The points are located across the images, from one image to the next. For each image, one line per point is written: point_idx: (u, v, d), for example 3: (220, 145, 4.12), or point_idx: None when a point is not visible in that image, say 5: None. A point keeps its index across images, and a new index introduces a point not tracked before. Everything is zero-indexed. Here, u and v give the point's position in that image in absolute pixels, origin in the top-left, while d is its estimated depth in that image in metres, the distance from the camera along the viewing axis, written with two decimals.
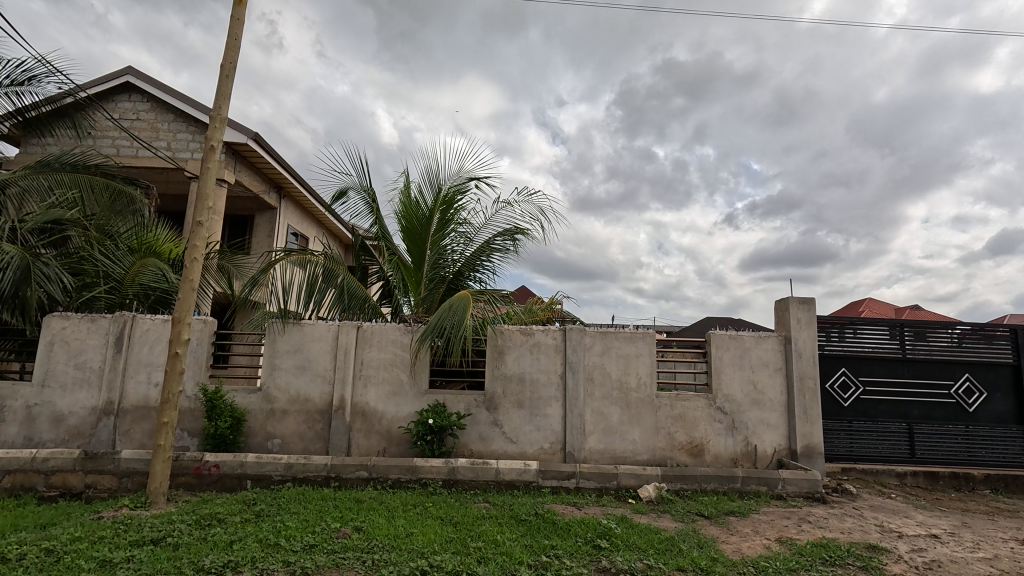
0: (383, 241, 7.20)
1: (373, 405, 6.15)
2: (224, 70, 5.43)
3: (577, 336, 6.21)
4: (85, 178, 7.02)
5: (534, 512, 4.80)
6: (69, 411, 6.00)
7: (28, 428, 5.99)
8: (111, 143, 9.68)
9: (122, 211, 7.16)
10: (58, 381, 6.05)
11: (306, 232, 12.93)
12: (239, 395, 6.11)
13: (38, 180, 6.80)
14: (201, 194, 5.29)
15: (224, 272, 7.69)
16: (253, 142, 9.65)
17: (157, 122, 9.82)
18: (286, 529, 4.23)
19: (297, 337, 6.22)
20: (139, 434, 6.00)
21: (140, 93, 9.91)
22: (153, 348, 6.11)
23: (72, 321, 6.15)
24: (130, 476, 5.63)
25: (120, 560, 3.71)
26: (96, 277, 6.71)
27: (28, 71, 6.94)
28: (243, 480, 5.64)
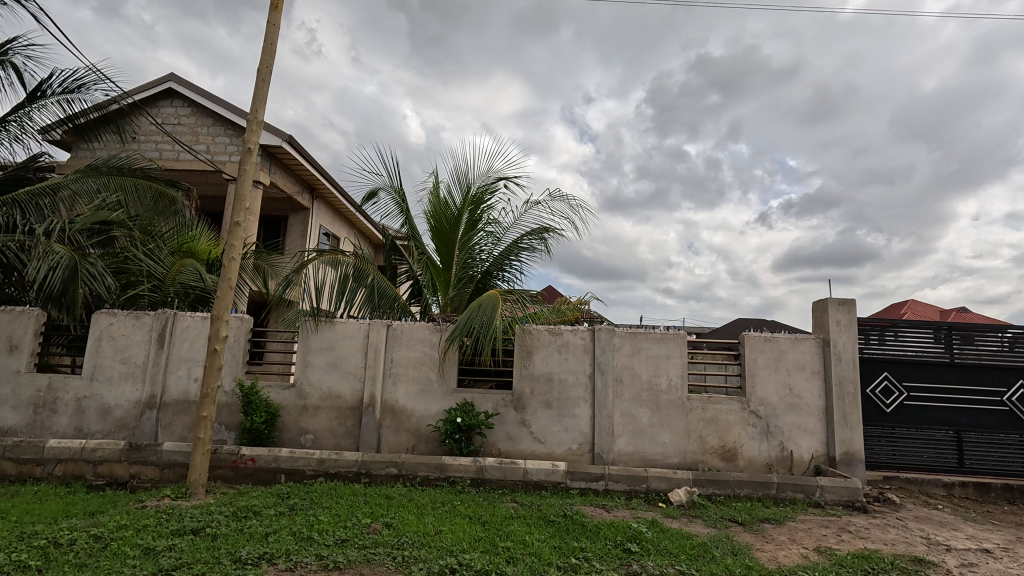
0: (412, 241, 7.26)
1: (402, 403, 6.22)
2: (261, 74, 5.58)
3: (606, 336, 6.14)
4: (130, 181, 7.26)
5: (562, 514, 4.76)
6: (116, 404, 6.27)
7: (78, 420, 6.26)
8: (155, 147, 10.09)
9: (164, 212, 7.46)
10: (105, 375, 6.32)
11: (337, 232, 13.21)
12: (273, 391, 6.26)
13: (88, 183, 7.08)
14: (239, 195, 5.46)
15: (259, 272, 7.91)
16: (288, 144, 9.88)
17: (197, 126, 10.18)
18: (319, 523, 4.31)
19: (329, 335, 6.34)
20: (179, 427, 6.21)
21: (181, 99, 10.29)
22: (193, 344, 6.32)
23: (117, 317, 6.42)
24: (171, 467, 5.85)
25: (163, 548, 3.86)
26: (140, 275, 7.04)
27: (78, 79, 7.33)
28: (277, 474, 5.80)
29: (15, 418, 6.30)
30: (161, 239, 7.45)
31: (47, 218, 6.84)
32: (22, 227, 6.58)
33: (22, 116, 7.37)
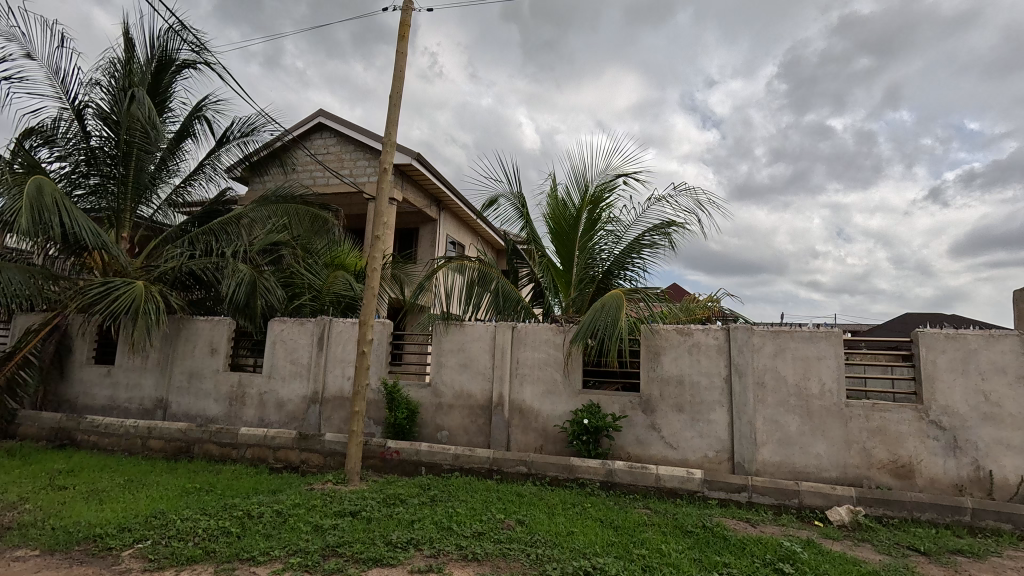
0: (533, 245, 7.36)
1: (530, 403, 6.34)
2: (392, 99, 6.13)
3: (743, 336, 5.65)
4: (292, 207, 8.49)
5: (701, 525, 4.47)
6: (288, 398, 7.28)
7: (261, 411, 7.36)
8: (310, 175, 11.58)
9: (319, 231, 8.68)
10: (280, 373, 7.37)
11: (463, 240, 13.94)
12: (412, 389, 6.79)
13: (262, 211, 8.37)
14: (378, 212, 6.03)
15: (397, 280, 8.65)
16: (416, 161, 10.69)
17: (342, 153, 11.48)
18: (457, 515, 4.57)
19: (459, 337, 6.71)
20: (337, 420, 7.02)
21: (329, 130, 11.70)
22: (345, 346, 7.12)
23: (287, 324, 7.45)
24: (332, 455, 6.64)
25: (329, 527, 4.39)
26: (302, 287, 8.13)
27: (251, 124, 8.74)
28: (419, 467, 6.27)
29: (217, 409, 7.51)
30: (317, 255, 8.57)
31: (233, 241, 8.14)
32: (216, 250, 8.04)
33: (214, 159, 8.99)
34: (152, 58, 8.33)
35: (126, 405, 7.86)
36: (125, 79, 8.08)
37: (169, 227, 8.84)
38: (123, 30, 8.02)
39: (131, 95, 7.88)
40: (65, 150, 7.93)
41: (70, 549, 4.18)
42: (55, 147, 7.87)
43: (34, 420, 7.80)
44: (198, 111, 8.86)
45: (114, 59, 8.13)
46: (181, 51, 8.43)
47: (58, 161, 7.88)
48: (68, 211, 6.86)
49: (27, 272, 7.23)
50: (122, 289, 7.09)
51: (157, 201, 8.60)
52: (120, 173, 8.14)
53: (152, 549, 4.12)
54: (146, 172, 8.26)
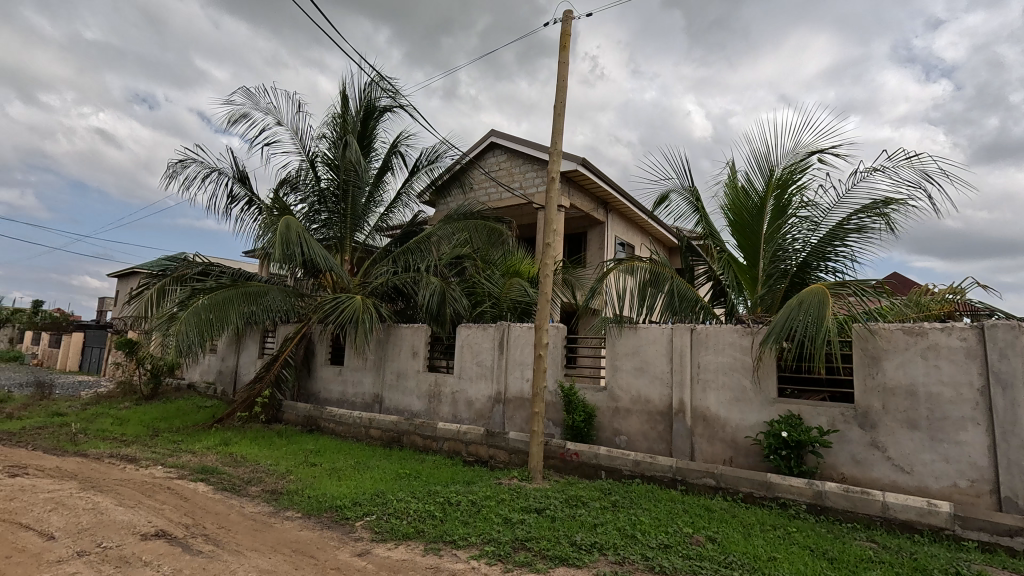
0: (712, 238, 6.86)
1: (715, 411, 5.86)
2: (557, 110, 6.36)
3: (1008, 336, 4.41)
4: (472, 223, 9.29)
5: (953, 571, 3.60)
6: (476, 398, 7.91)
7: (454, 409, 8.12)
8: (485, 191, 12.57)
9: (495, 243, 9.40)
10: (467, 374, 8.09)
11: (632, 241, 13.62)
12: (588, 393, 6.83)
13: (447, 229, 9.33)
14: (547, 219, 6.27)
15: (568, 285, 8.83)
16: (581, 166, 10.82)
17: (512, 168, 12.22)
18: (641, 524, 4.45)
19: (633, 341, 6.55)
20: (519, 419, 7.39)
21: (500, 148, 12.57)
22: (524, 349, 7.52)
23: (472, 329, 8.15)
24: (517, 453, 7.05)
25: (517, 521, 4.66)
26: (483, 296, 8.84)
27: (435, 153, 10.04)
28: (599, 470, 6.28)
29: (419, 405, 8.53)
30: (495, 265, 9.23)
31: (426, 257, 9.27)
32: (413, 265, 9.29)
33: (408, 188, 10.45)
34: (361, 108, 9.98)
35: (353, 399, 9.43)
36: (343, 129, 9.76)
37: (378, 248, 10.35)
38: (340, 89, 9.77)
39: (347, 142, 9.54)
40: (305, 193, 9.84)
41: (320, 515, 5.18)
42: (300, 192, 9.80)
43: (293, 408, 9.85)
44: (395, 147, 10.31)
45: (334, 114, 9.92)
46: (381, 99, 9.98)
47: (300, 203, 9.86)
48: (308, 242, 8.55)
49: (285, 293, 9.26)
50: (345, 303, 8.57)
51: (367, 228, 10.24)
52: (341, 207, 9.88)
53: (377, 523, 4.89)
54: (359, 204, 9.90)
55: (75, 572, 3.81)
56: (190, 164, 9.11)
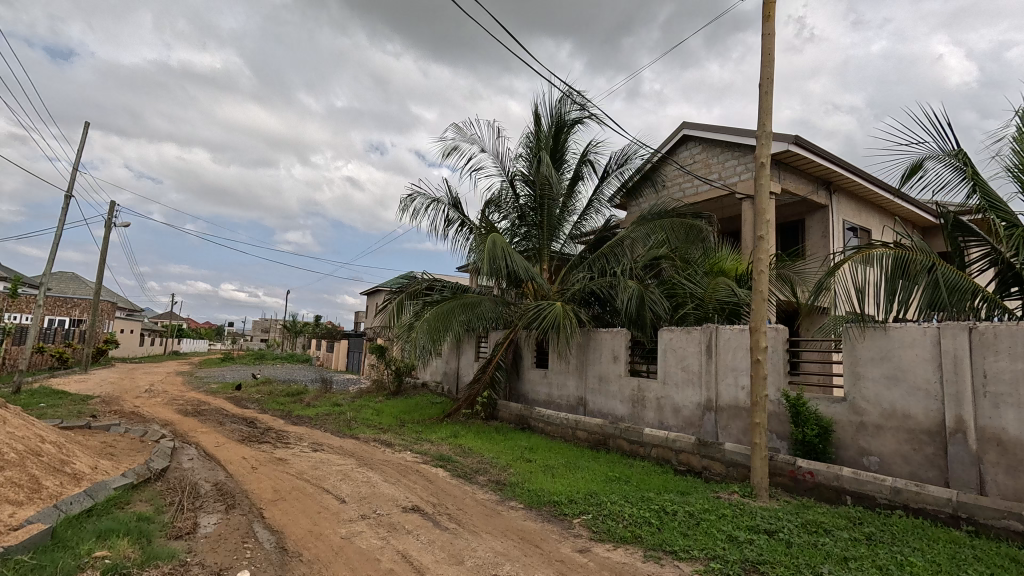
0: (990, 212, 5.42)
1: (1017, 434, 4.50)
2: (764, 89, 5.78)
3: None
4: (667, 221, 9.06)
5: None
6: (684, 405, 7.39)
7: (660, 415, 7.71)
8: (680, 187, 11.96)
9: (695, 240, 8.99)
10: (673, 380, 7.58)
11: (867, 225, 11.42)
12: (822, 404, 5.89)
13: (640, 230, 9.23)
14: (759, 210, 5.73)
15: (786, 281, 7.80)
16: (795, 146, 9.45)
17: (709, 158, 11.40)
18: (912, 566, 3.68)
19: (882, 344, 5.47)
20: (736, 430, 6.67)
21: (694, 140, 11.86)
22: (736, 354, 6.79)
23: (676, 333, 7.64)
24: (735, 466, 6.50)
25: (745, 540, 4.29)
26: (685, 297, 8.40)
27: (625, 155, 10.03)
28: (843, 495, 5.40)
29: (623, 409, 8.40)
30: (696, 264, 8.73)
31: (621, 261, 9.29)
32: (609, 270, 9.43)
33: (600, 194, 10.59)
34: (552, 124, 10.49)
35: (559, 401, 9.84)
36: (537, 146, 10.39)
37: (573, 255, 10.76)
38: (533, 110, 10.43)
39: (541, 158, 10.10)
40: (507, 210, 10.68)
41: (541, 508, 5.56)
42: (502, 210, 10.69)
43: (506, 407, 10.80)
44: (585, 156, 10.56)
45: (529, 134, 10.62)
46: (570, 112, 10.38)
47: (503, 220, 10.76)
48: (511, 255, 9.27)
49: (494, 303, 10.24)
50: (547, 310, 9.03)
51: (562, 237, 10.67)
52: (539, 220, 10.48)
53: (594, 523, 5.04)
54: (554, 215, 10.39)
55: (362, 531, 4.80)
56: (416, 197, 10.73)
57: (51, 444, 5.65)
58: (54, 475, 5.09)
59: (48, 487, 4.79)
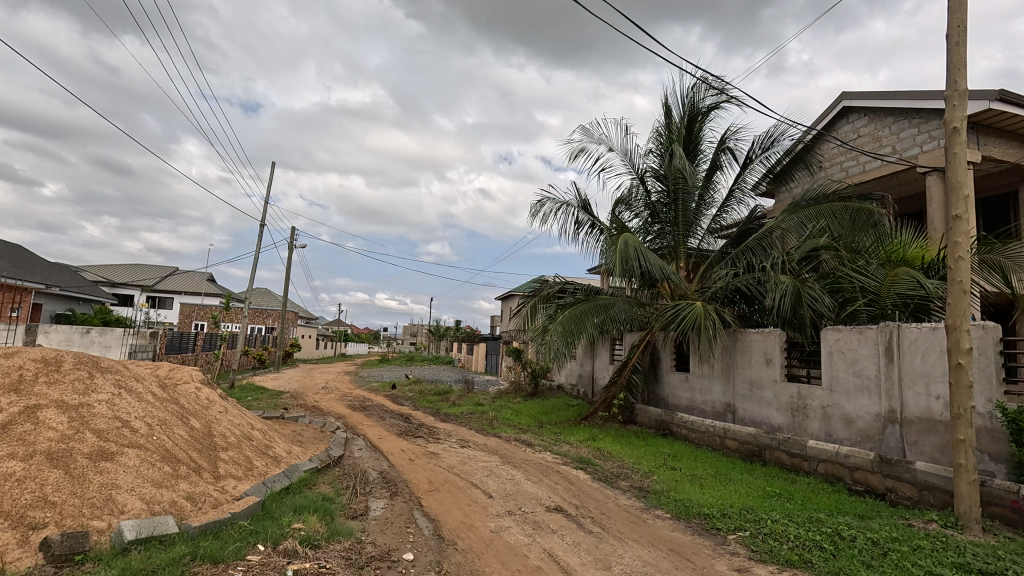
0: None
1: None
2: (954, 39, 4.83)
3: None
4: (826, 207, 8.19)
5: None
6: (857, 415, 6.38)
7: (827, 425, 6.76)
8: (840, 167, 10.50)
9: (864, 226, 7.91)
10: (842, 387, 6.60)
11: None
12: None
13: (791, 219, 8.51)
14: (953, 184, 4.80)
15: (996, 267, 6.35)
16: (1000, 102, 7.71)
17: (878, 130, 9.82)
18: None
19: None
20: (930, 447, 5.57)
21: (857, 111, 10.33)
22: (927, 358, 5.66)
23: (844, 333, 6.67)
24: (931, 490, 5.49)
25: None
26: (854, 292, 7.28)
27: (771, 137, 9.11)
28: None
29: (780, 418, 7.53)
30: (867, 253, 7.48)
31: (770, 254, 8.65)
32: (757, 265, 8.62)
33: (742, 183, 9.77)
34: (684, 114, 9.93)
35: (703, 407, 9.20)
36: (669, 139, 9.92)
37: (713, 251, 10.06)
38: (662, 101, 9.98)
39: (673, 150, 9.61)
40: (638, 208, 10.34)
41: (690, 520, 5.26)
42: (633, 209, 10.37)
43: (646, 412, 10.46)
44: (723, 144, 9.82)
45: (659, 127, 10.18)
46: (705, 99, 9.73)
47: (635, 218, 10.44)
48: (645, 254, 8.95)
49: (629, 304, 9.98)
50: (687, 310, 8.55)
51: (700, 232, 10.04)
52: (673, 215, 9.98)
53: (752, 541, 4.63)
54: (690, 210, 9.81)
55: (509, 527, 5.00)
56: (545, 203, 10.91)
57: (258, 431, 6.84)
58: (261, 457, 6.14)
59: (258, 466, 5.80)
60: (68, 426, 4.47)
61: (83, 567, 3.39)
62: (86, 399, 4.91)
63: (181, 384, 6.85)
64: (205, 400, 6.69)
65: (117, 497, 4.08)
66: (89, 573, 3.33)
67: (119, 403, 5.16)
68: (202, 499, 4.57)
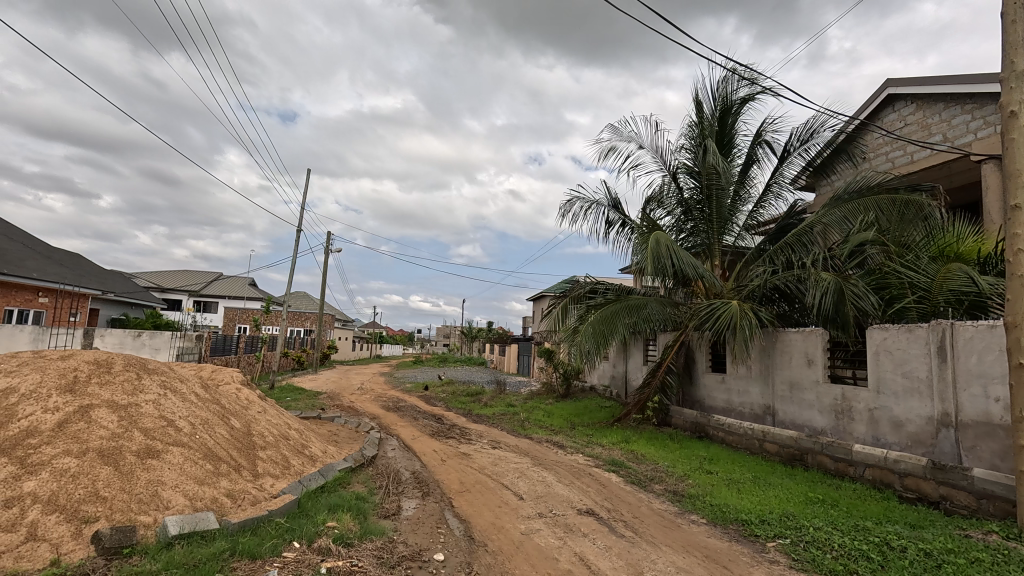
0: None
1: None
2: (1009, 18, 4.53)
3: None
4: (872, 200, 7.81)
5: None
6: (907, 418, 6.05)
7: (874, 429, 6.44)
8: (886, 157, 10.01)
9: (913, 220, 7.46)
10: (890, 388, 6.28)
11: None
12: None
13: (834, 214, 8.18)
14: (1010, 172, 4.49)
15: None
16: None
17: (927, 118, 9.31)
18: None
19: None
20: (989, 453, 5.22)
21: (903, 99, 9.83)
22: (983, 358, 5.30)
23: (891, 332, 6.34)
24: (990, 499, 5.15)
25: None
26: (901, 288, 6.92)
27: (810, 128, 8.77)
28: None
29: (823, 421, 7.20)
30: (916, 248, 7.09)
31: (811, 250, 8.34)
32: (797, 261, 8.40)
33: (779, 177, 9.44)
34: (716, 108, 9.66)
35: (740, 409, 8.90)
36: (701, 134, 9.68)
37: (750, 248, 9.77)
38: (693, 96, 9.73)
39: (706, 146, 9.35)
40: (670, 206, 10.13)
41: (727, 525, 5.09)
42: (665, 206, 10.15)
43: (681, 414, 10.22)
44: (759, 137, 9.51)
45: (690, 122, 9.93)
46: (738, 92, 9.45)
47: (667, 216, 10.22)
48: (677, 253, 8.75)
49: (661, 304, 9.78)
50: (722, 309, 8.32)
51: (736, 229, 9.76)
52: (706, 212, 9.72)
53: (793, 549, 4.44)
54: (725, 206, 9.54)
55: (540, 529, 4.96)
56: (575, 202, 10.82)
57: (295, 431, 7.02)
58: (297, 456, 6.30)
59: (294, 465, 5.95)
60: (117, 424, 4.70)
61: (131, 560, 3.56)
62: (134, 400, 5.15)
63: (222, 384, 7.10)
64: (245, 400, 6.92)
65: (162, 493, 4.26)
66: (135, 566, 3.48)
67: (164, 403, 5.40)
68: (241, 496, 4.73)
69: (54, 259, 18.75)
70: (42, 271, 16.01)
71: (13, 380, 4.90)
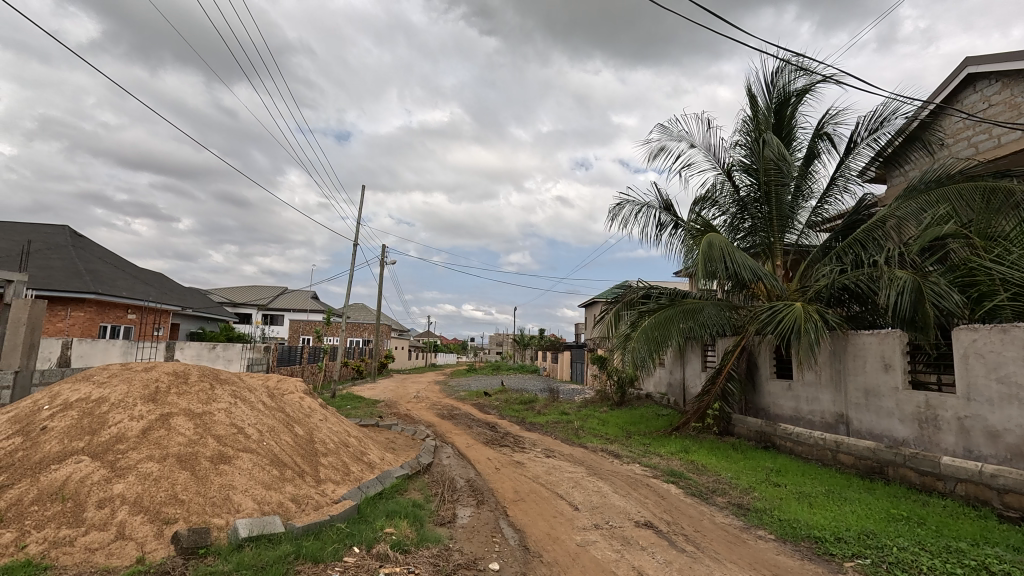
0: None
1: None
2: None
3: None
4: (952, 189, 7.22)
5: None
6: (1005, 428, 5.47)
7: (965, 440, 5.87)
8: (968, 142, 9.18)
9: (1002, 209, 6.80)
10: (983, 395, 5.70)
11: None
12: None
13: (910, 206, 7.59)
14: None
15: None
16: None
17: (1015, 97, 8.48)
18: None
19: None
20: None
21: (987, 78, 9.00)
22: None
23: (982, 333, 5.77)
24: None
25: None
26: (992, 285, 6.29)
27: (879, 117, 8.20)
28: None
29: (905, 431, 6.63)
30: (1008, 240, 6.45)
31: (883, 247, 7.77)
32: (867, 259, 7.83)
33: (845, 169, 8.87)
34: (772, 100, 9.23)
35: (810, 417, 8.37)
36: (756, 128, 9.26)
37: (814, 246, 9.24)
38: (747, 89, 9.33)
39: (762, 140, 8.94)
40: (724, 205, 9.76)
41: (798, 543, 4.77)
42: (719, 206, 9.77)
43: (743, 422, 9.70)
44: (821, 129, 8.99)
45: (744, 117, 9.53)
46: (795, 82, 8.99)
47: (721, 216, 9.81)
48: (733, 254, 8.39)
49: (719, 307, 9.39)
50: (786, 312, 7.89)
51: (799, 226, 9.21)
52: (765, 210, 9.28)
53: (874, 571, 4.10)
54: (785, 203, 9.00)
55: (596, 541, 4.86)
56: (625, 205, 10.62)
57: (354, 438, 7.25)
58: (357, 463, 6.50)
59: (354, 471, 6.15)
60: (193, 431, 5.03)
61: (206, 560, 3.78)
62: (208, 408, 5.50)
63: (287, 393, 7.46)
64: (308, 409, 7.23)
65: (233, 497, 4.50)
66: (209, 566, 3.69)
67: (235, 411, 5.72)
68: (305, 501, 4.92)
69: (142, 278, 20.46)
70: (131, 290, 17.50)
71: (105, 390, 5.35)
